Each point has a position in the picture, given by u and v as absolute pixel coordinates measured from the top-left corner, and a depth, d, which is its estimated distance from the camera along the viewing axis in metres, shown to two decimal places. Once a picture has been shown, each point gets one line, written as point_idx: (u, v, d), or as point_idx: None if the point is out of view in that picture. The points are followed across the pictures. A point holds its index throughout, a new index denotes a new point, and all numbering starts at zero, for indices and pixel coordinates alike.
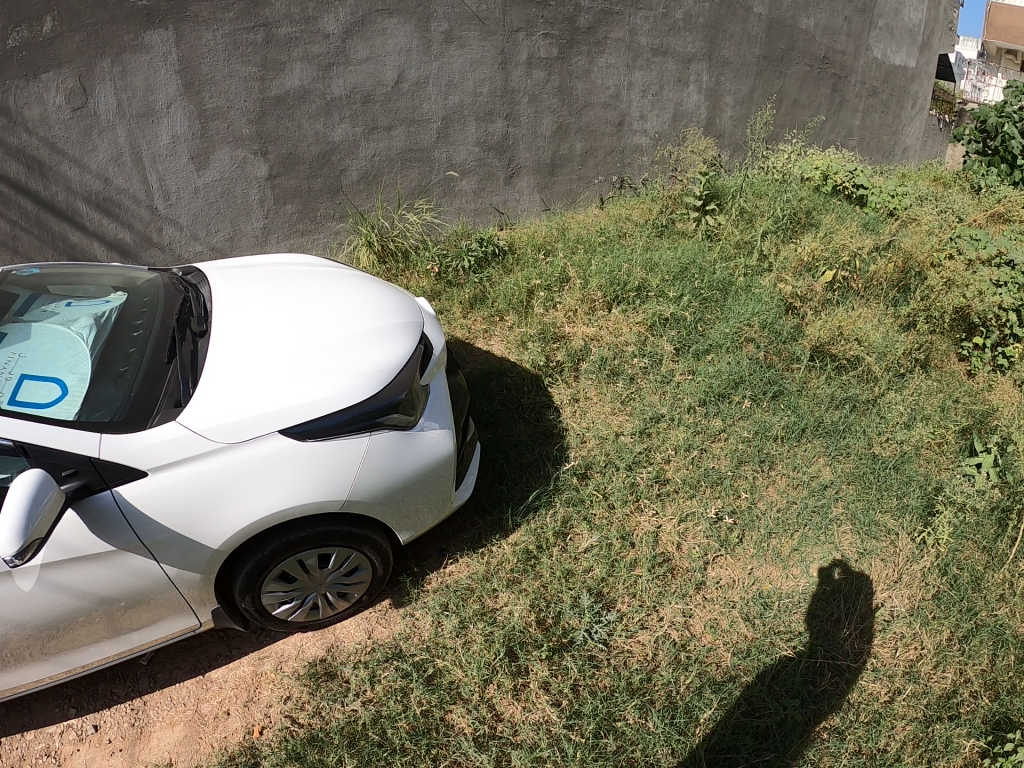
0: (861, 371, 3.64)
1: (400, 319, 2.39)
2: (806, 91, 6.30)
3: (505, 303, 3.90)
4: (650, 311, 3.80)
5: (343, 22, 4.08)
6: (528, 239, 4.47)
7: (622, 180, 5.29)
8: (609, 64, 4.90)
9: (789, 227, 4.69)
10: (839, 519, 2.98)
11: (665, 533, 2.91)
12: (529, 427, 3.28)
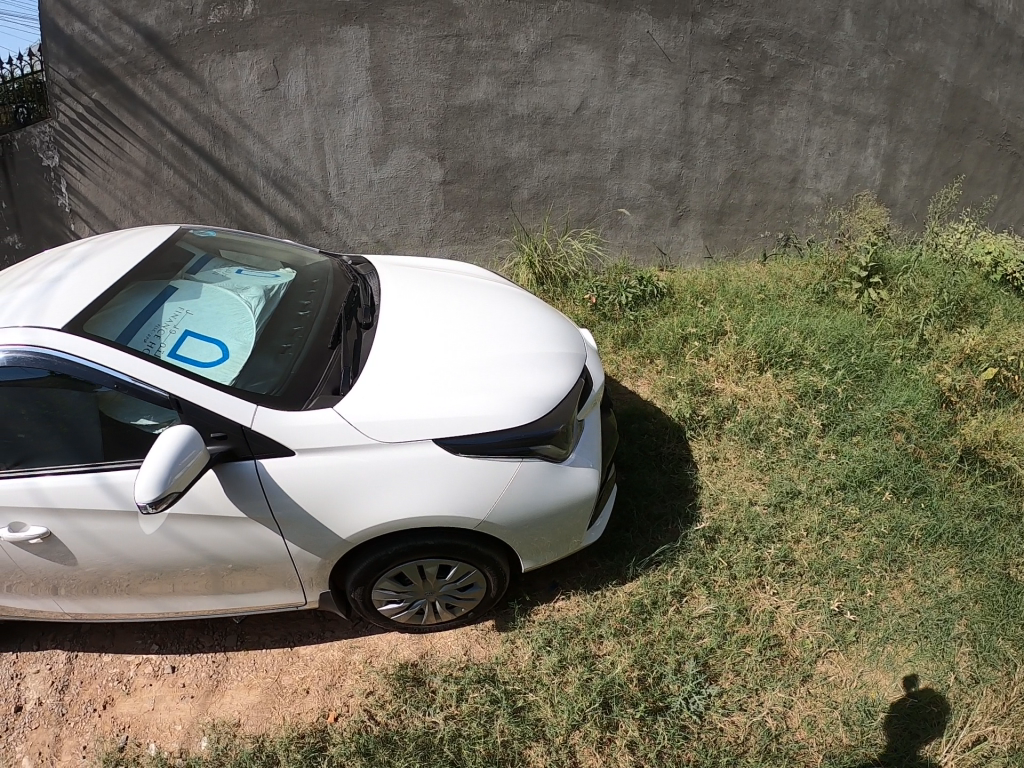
0: (1011, 483, 3.17)
1: (564, 349, 2.35)
2: (983, 169, 5.23)
3: (657, 347, 3.84)
4: (802, 380, 3.61)
5: (533, 43, 4.15)
6: (687, 285, 4.38)
7: (788, 237, 4.92)
8: (789, 116, 4.56)
9: (956, 315, 4.21)
10: (960, 638, 2.60)
11: (784, 615, 2.68)
12: (664, 478, 3.18)
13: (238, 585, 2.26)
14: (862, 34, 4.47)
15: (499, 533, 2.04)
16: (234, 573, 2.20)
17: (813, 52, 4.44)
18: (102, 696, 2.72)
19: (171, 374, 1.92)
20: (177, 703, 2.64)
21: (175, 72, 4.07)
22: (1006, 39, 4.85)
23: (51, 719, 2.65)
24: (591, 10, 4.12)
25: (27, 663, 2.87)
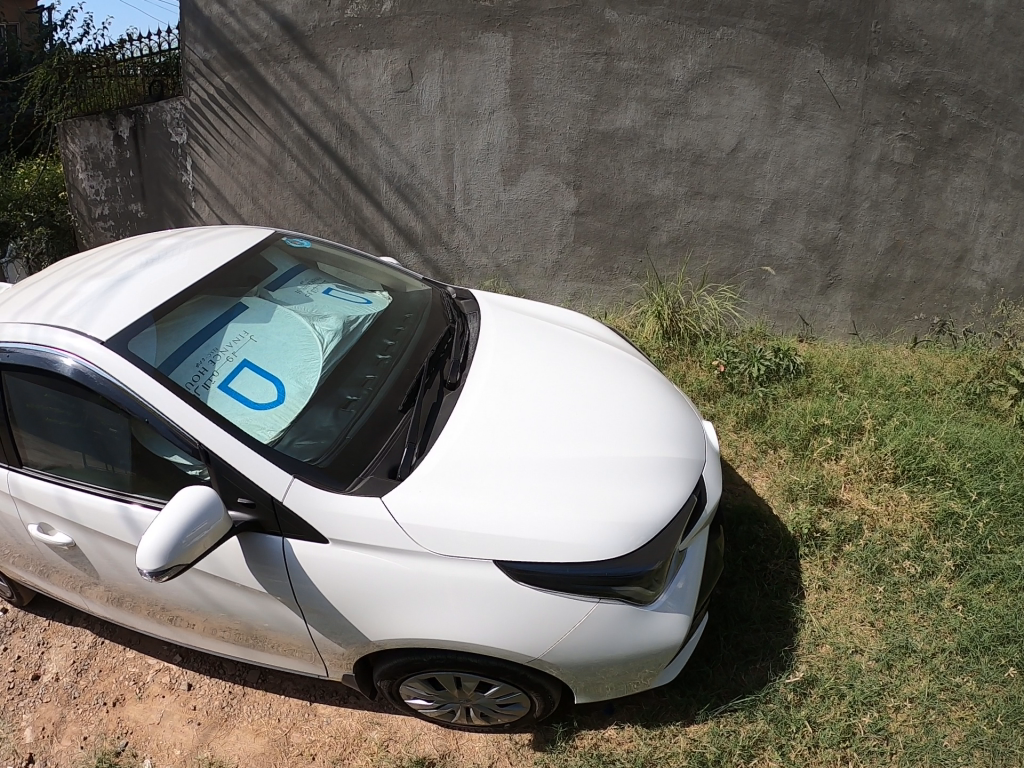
0: None
1: (680, 454, 1.96)
2: None
3: (784, 434, 3.36)
4: (938, 502, 2.99)
5: (690, 71, 3.74)
6: (828, 364, 3.85)
7: (943, 324, 4.15)
8: (964, 186, 3.84)
9: None
10: None
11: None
12: (764, 603, 2.70)
13: (267, 647, 1.96)
14: None
15: (555, 671, 1.75)
16: (268, 634, 1.88)
17: (995, 115, 3.70)
18: (115, 691, 2.53)
19: (206, 422, 1.72)
20: (182, 726, 2.39)
21: (308, 63, 3.96)
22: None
23: (60, 700, 2.50)
24: (757, 41, 3.68)
25: (56, 633, 2.76)
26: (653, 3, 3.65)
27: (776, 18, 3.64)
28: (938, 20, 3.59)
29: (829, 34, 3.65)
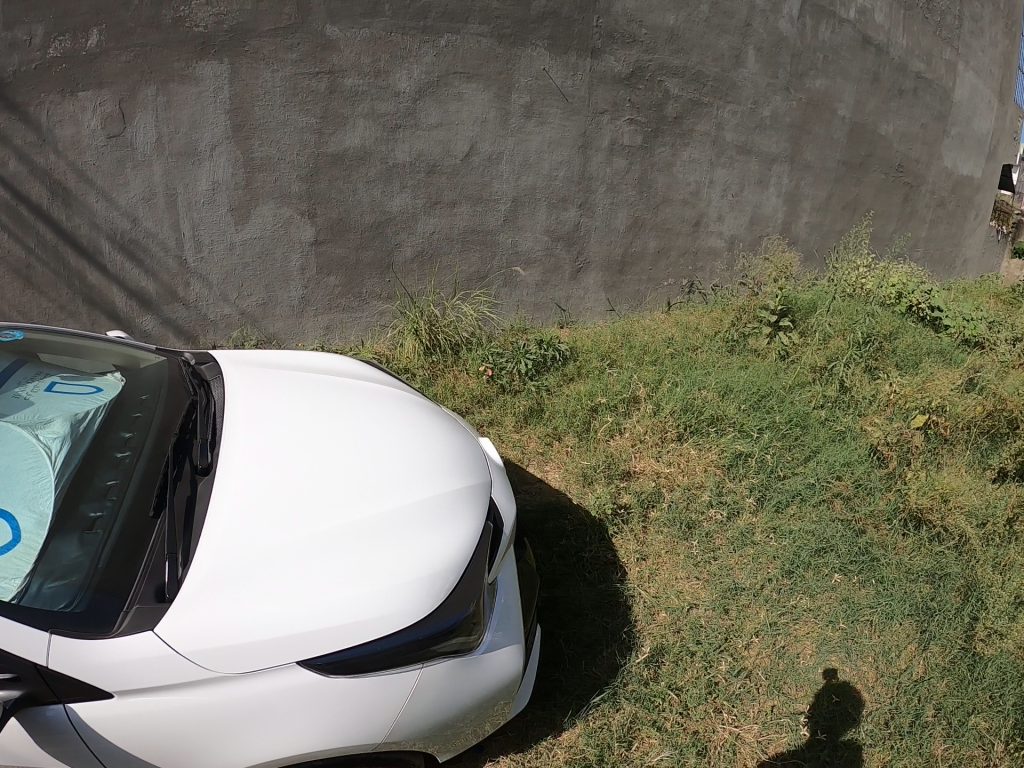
0: (963, 549, 2.89)
1: (467, 484, 1.98)
2: (848, 219, 5.92)
3: (565, 423, 3.40)
4: (727, 447, 3.24)
5: (416, 81, 3.70)
6: (592, 344, 4.00)
7: (691, 285, 4.81)
8: (692, 157, 4.53)
9: (873, 355, 3.95)
10: (931, 728, 2.30)
11: (748, 747, 2.25)
12: (592, 592, 2.69)
13: None
14: (764, 70, 4.70)
15: (406, 744, 1.68)
16: None
17: (715, 91, 4.51)
18: None
19: None
20: None
21: (9, 115, 3.18)
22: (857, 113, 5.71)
23: None
24: (482, 44, 3.75)
25: None
26: (374, 15, 3.55)
27: (498, 20, 3.75)
28: (656, 10, 4.15)
29: (552, 31, 3.88)
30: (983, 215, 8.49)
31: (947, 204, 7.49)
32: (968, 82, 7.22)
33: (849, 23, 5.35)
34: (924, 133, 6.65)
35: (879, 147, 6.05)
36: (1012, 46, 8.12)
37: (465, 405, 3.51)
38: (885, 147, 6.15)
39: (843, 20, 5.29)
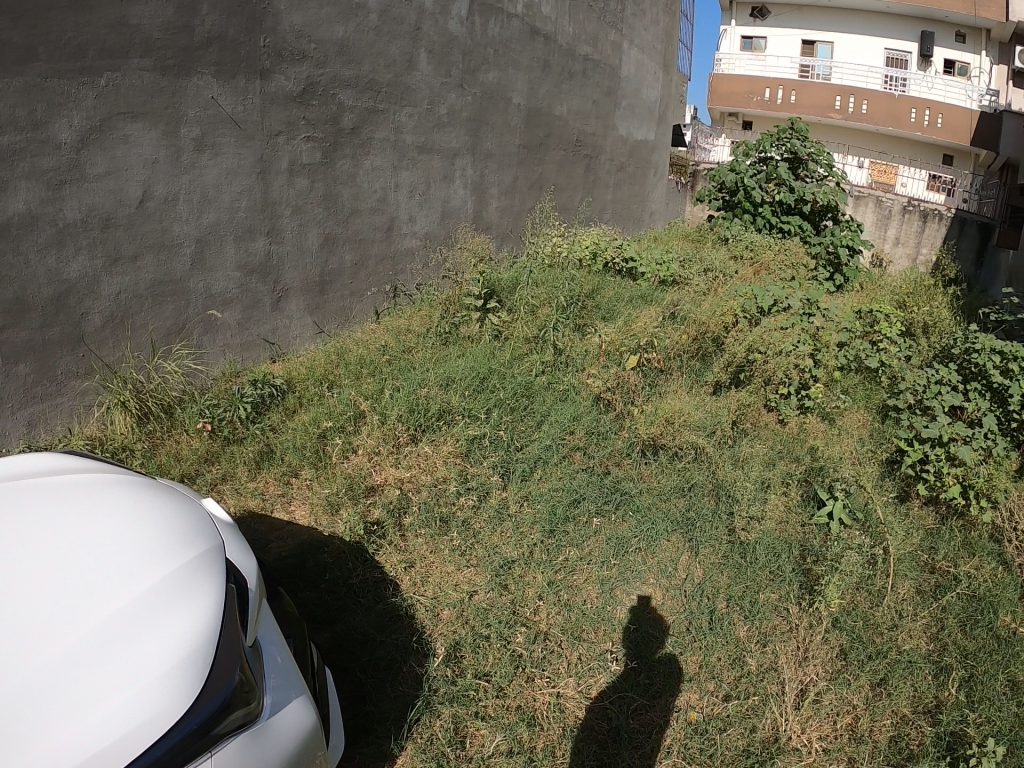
0: (695, 458, 3.56)
1: (199, 550, 1.83)
2: (535, 196, 6.51)
3: (298, 457, 3.27)
4: (461, 436, 3.41)
5: (78, 128, 3.11)
6: (307, 371, 3.90)
7: (395, 289, 5.07)
8: (374, 165, 4.67)
9: (577, 315, 4.69)
10: (729, 617, 2.77)
11: (571, 700, 2.43)
12: (372, 615, 2.61)
13: None
14: (436, 71, 5.03)
15: None
16: None
17: (390, 97, 4.69)
18: None
19: None
20: None
21: None
22: (540, 109, 6.36)
23: None
24: (145, 80, 3.33)
25: None
26: (28, 60, 2.89)
27: (160, 51, 3.37)
28: (324, 23, 4.16)
29: (218, 57, 3.63)
30: (663, 171, 9.76)
31: (628, 167, 8.48)
32: (634, 58, 8.16)
33: (516, 18, 5.80)
34: (596, 108, 7.41)
35: (556, 127, 6.67)
36: (670, 25, 9.26)
37: (192, 468, 3.17)
38: (562, 127, 6.79)
39: (511, 15, 5.72)
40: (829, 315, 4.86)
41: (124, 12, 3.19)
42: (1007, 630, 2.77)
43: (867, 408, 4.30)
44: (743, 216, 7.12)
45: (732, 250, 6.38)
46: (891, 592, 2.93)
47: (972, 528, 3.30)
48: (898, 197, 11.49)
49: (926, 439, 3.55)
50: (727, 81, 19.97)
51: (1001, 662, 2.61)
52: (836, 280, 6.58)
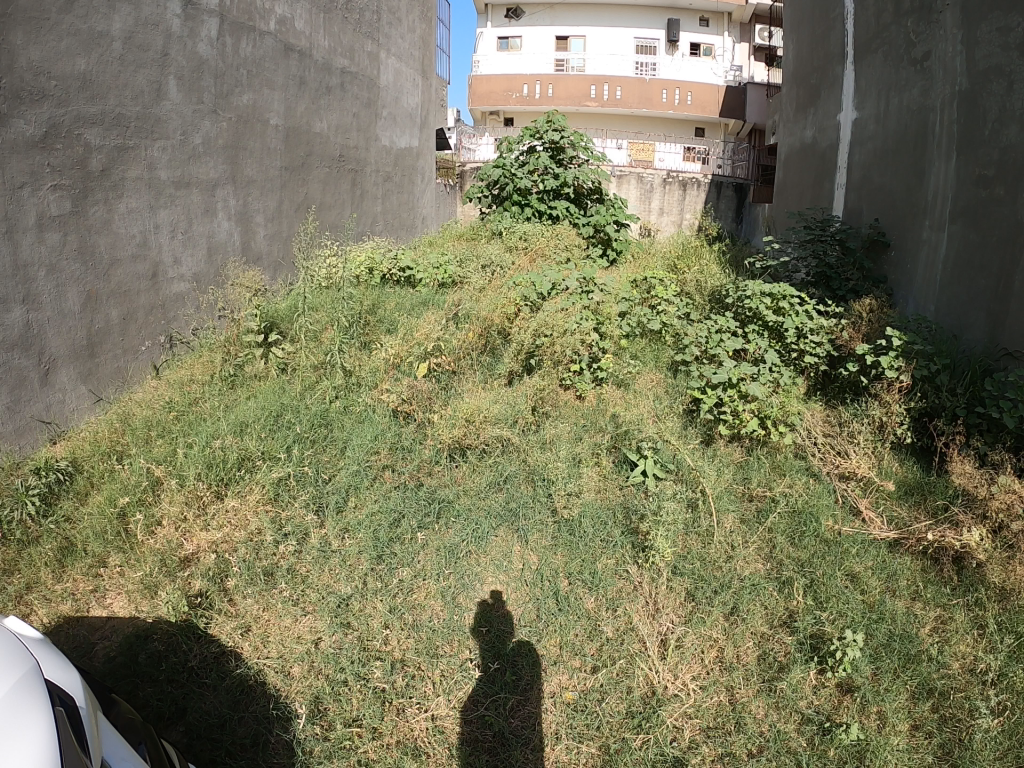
0: (504, 450, 3.63)
1: (15, 675, 1.58)
2: (301, 217, 6.31)
3: (102, 544, 2.92)
4: (266, 481, 3.21)
5: None
6: (91, 446, 3.48)
7: (171, 338, 4.72)
8: (130, 207, 4.30)
9: (360, 334, 4.64)
10: (576, 592, 2.87)
11: (447, 719, 2.39)
12: (223, 693, 2.39)
13: None
14: (187, 98, 4.71)
15: None
16: None
17: (141, 131, 4.34)
18: None
19: None
20: None
21: None
22: (296, 127, 6.14)
23: None
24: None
25: None
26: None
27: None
28: (64, 57, 3.74)
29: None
30: (429, 176, 9.93)
31: (394, 177, 8.53)
32: (392, 67, 8.20)
33: (269, 35, 5.62)
34: (357, 120, 7.34)
35: (317, 144, 6.53)
36: (426, 30, 9.39)
37: None
38: (323, 144, 6.64)
39: (263, 33, 5.54)
40: (606, 289, 5.23)
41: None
42: (832, 533, 3.17)
43: (657, 368, 4.66)
44: (513, 206, 7.42)
45: (506, 243, 6.61)
46: (718, 530, 3.18)
47: (775, 452, 3.72)
48: (657, 172, 12.49)
49: (717, 385, 3.86)
50: (486, 81, 20.69)
51: (834, 562, 2.99)
52: (610, 254, 7.16)
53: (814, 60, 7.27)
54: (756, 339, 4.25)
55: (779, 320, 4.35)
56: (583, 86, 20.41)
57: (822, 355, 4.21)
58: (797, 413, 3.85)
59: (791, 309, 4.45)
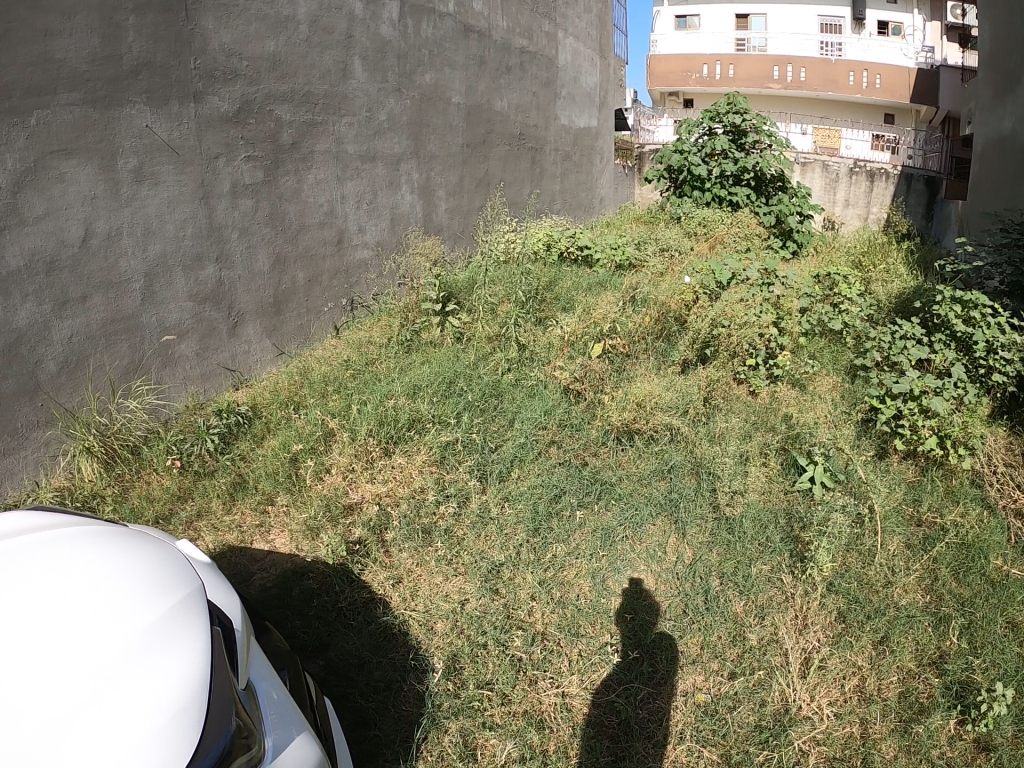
0: (674, 439, 3.57)
1: (182, 593, 1.76)
2: (483, 192, 6.55)
3: (271, 484, 3.19)
4: (434, 443, 3.35)
5: (11, 171, 2.96)
6: (271, 396, 3.81)
7: (352, 301, 5.02)
8: (319, 178, 4.61)
9: (536, 309, 4.71)
10: (726, 594, 2.76)
11: (577, 698, 2.40)
12: (366, 637, 2.54)
13: None
14: (371, 78, 4.96)
15: None
16: None
17: (329, 107, 4.63)
18: None
19: None
20: None
21: None
22: (478, 108, 6.32)
23: None
24: (76, 114, 3.17)
25: None
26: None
27: (88, 83, 3.21)
28: (254, 39, 4.05)
29: (148, 83, 3.49)
30: (608, 156, 9.89)
31: (573, 156, 8.57)
32: (569, 47, 8.17)
33: (448, 17, 5.76)
34: (536, 99, 7.42)
35: (497, 122, 6.67)
36: (603, 10, 9.26)
37: (167, 508, 3.07)
38: (503, 122, 6.78)
39: (442, 14, 5.68)
40: (788, 282, 5.01)
41: (47, 46, 3.03)
42: (1000, 574, 2.83)
43: (835, 372, 4.35)
44: (692, 190, 7.21)
45: (685, 228, 6.51)
46: (881, 552, 2.94)
47: (952, 476, 3.37)
48: (841, 161, 11.68)
49: (897, 395, 3.59)
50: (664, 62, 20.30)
51: (996, 606, 2.67)
52: (790, 246, 6.78)
53: (1012, 41, 6.50)
54: (943, 350, 3.82)
55: (968, 330, 3.85)
56: (765, 67, 19.56)
57: (1012, 374, 3.72)
58: (980, 435, 3.45)
59: (983, 320, 3.92)
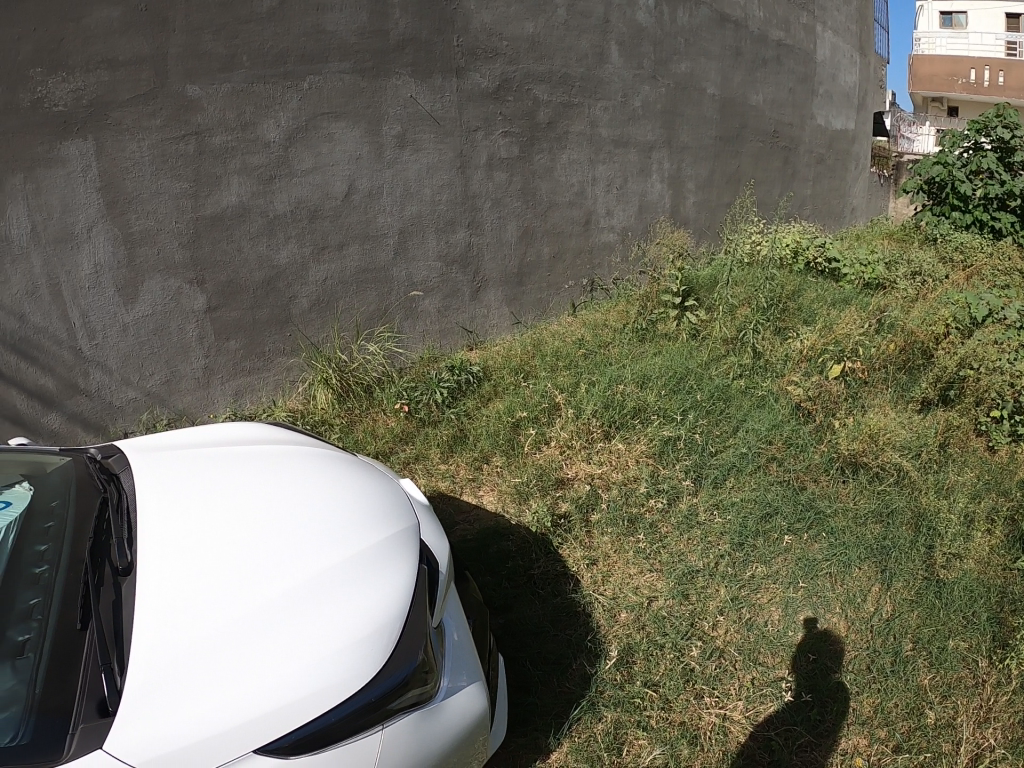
0: (903, 483, 3.24)
1: (397, 527, 1.93)
2: (733, 190, 6.33)
3: (490, 444, 3.36)
4: (655, 436, 3.37)
5: (285, 127, 3.38)
6: (503, 361, 4.01)
7: (592, 282, 5.07)
8: (572, 159, 4.72)
9: (777, 318, 4.45)
10: (914, 662, 2.47)
11: (737, 725, 2.28)
12: (546, 607, 2.62)
13: None
14: (627, 63, 4.95)
15: None
16: None
17: (585, 90, 4.70)
18: None
19: None
20: None
21: None
22: (733, 103, 6.11)
23: None
24: (345, 81, 3.54)
25: None
26: (232, 68, 3.18)
27: (357, 55, 3.56)
28: (514, 20, 4.22)
29: (413, 57, 3.78)
30: (863, 164, 9.11)
31: (827, 160, 7.98)
32: (829, 41, 7.59)
33: (705, 5, 5.58)
34: (792, 96, 7.00)
35: (751, 117, 6.39)
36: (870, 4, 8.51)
37: (387, 446, 3.37)
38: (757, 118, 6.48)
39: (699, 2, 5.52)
40: None
41: (320, 19, 3.41)
42: None
43: None
44: (949, 212, 6.43)
45: (938, 252, 5.85)
46: None
47: None
48: None
49: None
50: None
51: None
52: None
53: None
54: None
55: None
56: None
57: None
58: None
59: None
